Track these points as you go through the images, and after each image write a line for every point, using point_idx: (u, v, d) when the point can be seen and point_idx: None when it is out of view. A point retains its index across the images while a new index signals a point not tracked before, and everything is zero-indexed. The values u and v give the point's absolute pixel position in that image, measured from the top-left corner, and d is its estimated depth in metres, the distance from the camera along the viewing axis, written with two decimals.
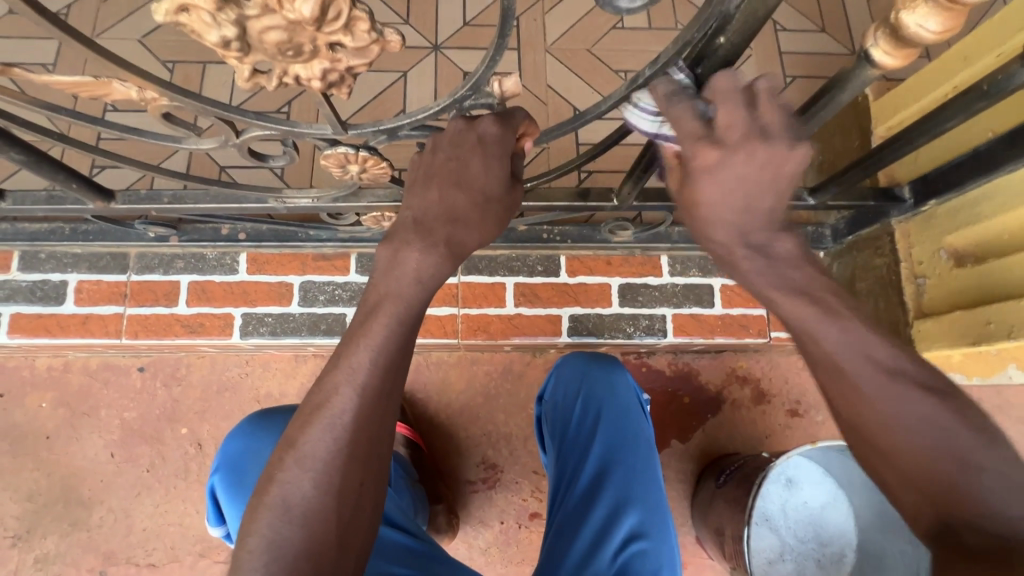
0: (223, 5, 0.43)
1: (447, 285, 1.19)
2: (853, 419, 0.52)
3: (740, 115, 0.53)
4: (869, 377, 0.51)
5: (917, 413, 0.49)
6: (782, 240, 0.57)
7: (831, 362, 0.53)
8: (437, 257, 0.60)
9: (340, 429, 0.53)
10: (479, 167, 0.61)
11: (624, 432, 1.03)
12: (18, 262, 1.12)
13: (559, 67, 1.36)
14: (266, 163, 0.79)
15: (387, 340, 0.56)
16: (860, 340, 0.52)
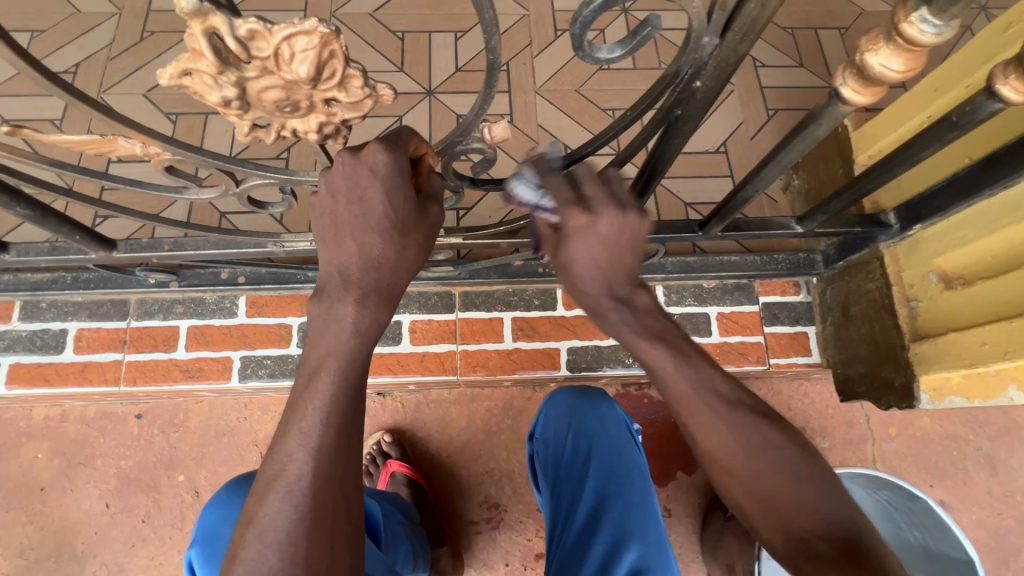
0: (225, 69, 0.46)
1: (445, 322, 1.20)
2: (709, 451, 0.62)
3: (586, 188, 0.61)
4: (717, 413, 0.62)
5: (751, 443, 0.61)
6: (641, 295, 0.66)
7: (684, 400, 0.63)
8: (375, 306, 0.57)
9: (297, 495, 0.51)
10: (380, 199, 0.56)
11: (619, 465, 1.01)
12: (19, 312, 1.13)
13: (549, 108, 1.41)
14: (265, 210, 0.82)
15: (331, 393, 0.54)
16: (711, 385, 0.64)
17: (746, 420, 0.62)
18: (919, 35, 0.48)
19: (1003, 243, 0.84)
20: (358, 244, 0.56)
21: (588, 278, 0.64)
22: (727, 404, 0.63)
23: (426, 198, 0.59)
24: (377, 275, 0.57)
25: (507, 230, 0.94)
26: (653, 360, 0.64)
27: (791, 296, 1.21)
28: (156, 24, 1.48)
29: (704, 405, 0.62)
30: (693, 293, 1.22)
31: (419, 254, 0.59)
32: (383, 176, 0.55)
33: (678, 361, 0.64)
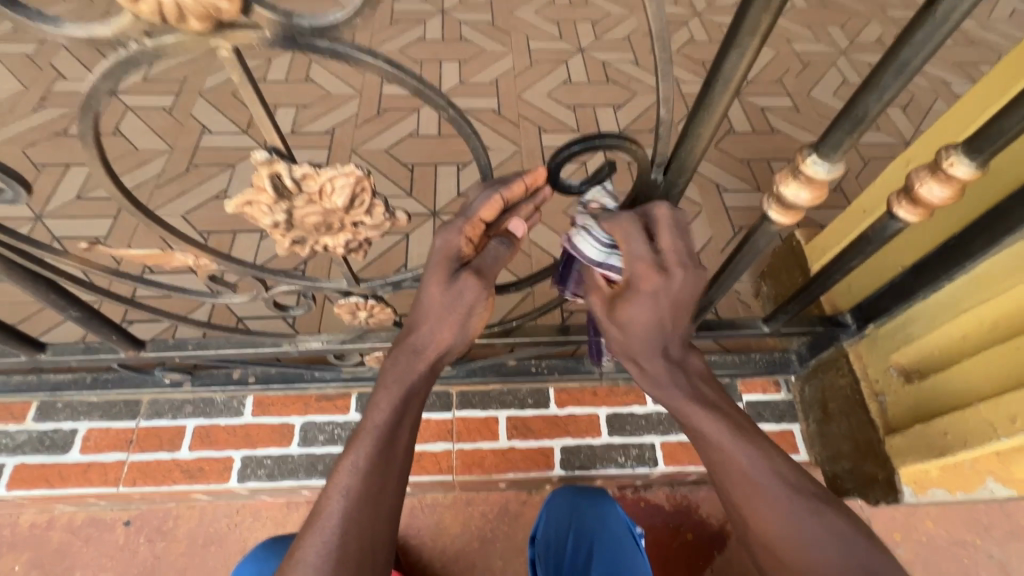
0: (279, 201, 0.59)
1: (441, 421, 1.23)
2: (765, 543, 0.59)
3: (642, 247, 0.63)
4: (783, 497, 0.59)
5: (836, 542, 0.56)
6: (693, 356, 0.69)
7: (743, 476, 0.60)
8: (412, 372, 0.64)
9: (329, 534, 0.53)
10: (428, 278, 0.66)
11: (622, 565, 1.03)
12: (34, 412, 1.18)
13: (540, 226, 1.60)
14: (286, 313, 0.92)
15: (370, 441, 0.59)
16: (773, 465, 0.61)
17: (809, 506, 0.58)
18: (815, 172, 0.63)
19: (948, 338, 0.93)
20: (415, 314, 0.67)
21: (636, 346, 0.67)
22: (801, 488, 0.60)
23: (469, 271, 0.66)
24: (416, 338, 0.66)
25: (501, 330, 1.05)
26: (712, 436, 0.62)
27: (772, 394, 1.27)
28: (202, 159, 1.72)
29: (771, 485, 0.59)
30: None
31: (466, 316, 0.67)
32: (437, 253, 0.66)
33: (734, 430, 0.62)
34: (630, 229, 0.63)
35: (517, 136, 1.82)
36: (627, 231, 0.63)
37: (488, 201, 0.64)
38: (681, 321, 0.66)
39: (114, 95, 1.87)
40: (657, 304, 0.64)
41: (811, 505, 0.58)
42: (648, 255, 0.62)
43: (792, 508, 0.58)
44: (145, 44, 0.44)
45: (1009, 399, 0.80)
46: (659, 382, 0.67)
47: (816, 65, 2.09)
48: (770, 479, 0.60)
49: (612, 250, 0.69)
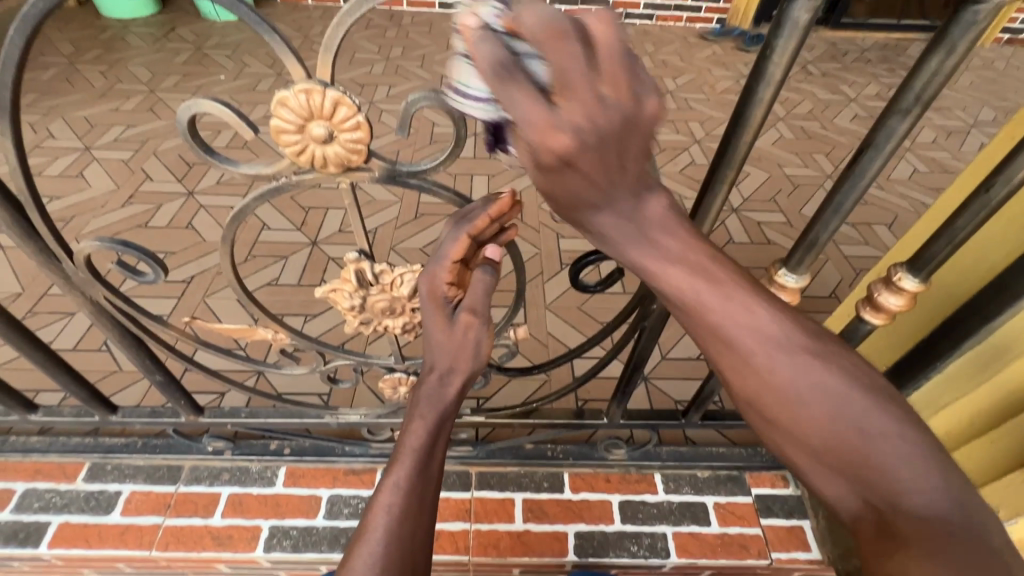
0: (359, 289, 0.75)
1: (460, 500, 1.28)
2: (789, 433, 0.47)
3: (571, 66, 0.40)
4: (809, 381, 0.46)
5: (876, 419, 0.44)
6: (652, 197, 0.46)
7: (753, 363, 0.47)
8: (440, 400, 0.72)
9: (380, 545, 0.59)
10: (428, 324, 0.74)
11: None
12: (85, 472, 1.27)
13: (557, 320, 1.75)
14: (335, 386, 1.05)
15: (410, 460, 0.66)
16: (793, 347, 0.47)
17: (845, 386, 0.46)
18: (786, 281, 0.78)
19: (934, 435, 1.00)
20: (431, 354, 0.76)
21: (609, 207, 0.46)
22: (849, 379, 0.46)
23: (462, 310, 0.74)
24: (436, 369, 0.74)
25: (522, 411, 1.16)
26: (718, 320, 0.48)
27: (780, 489, 1.32)
28: (259, 251, 1.96)
29: (799, 377, 0.46)
30: (689, 482, 1.32)
31: (475, 349, 0.76)
32: (427, 301, 0.73)
33: (751, 306, 0.47)
34: (498, 71, 0.41)
35: (537, 240, 2.04)
36: (506, 78, 0.40)
37: (457, 241, 0.70)
38: (640, 161, 0.44)
39: (191, 195, 2.17)
40: (615, 195, 0.45)
41: (867, 395, 0.45)
42: (579, 81, 0.40)
43: (818, 400, 0.46)
44: (292, 178, 0.63)
45: (998, 491, 0.88)
46: (643, 258, 0.47)
47: (804, 187, 2.35)
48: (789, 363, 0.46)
49: (494, 97, 0.44)
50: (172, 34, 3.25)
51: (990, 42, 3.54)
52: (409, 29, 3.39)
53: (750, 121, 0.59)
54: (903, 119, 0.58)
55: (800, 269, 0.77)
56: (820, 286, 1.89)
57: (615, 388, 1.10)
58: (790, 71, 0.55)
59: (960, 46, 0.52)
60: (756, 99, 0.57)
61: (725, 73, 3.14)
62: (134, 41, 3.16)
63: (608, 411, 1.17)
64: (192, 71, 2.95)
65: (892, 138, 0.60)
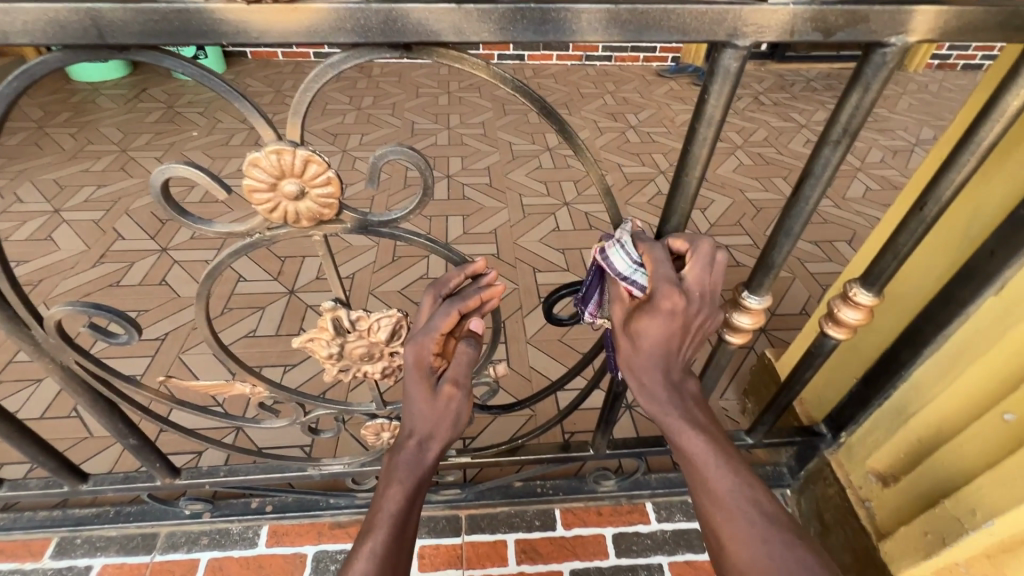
0: (336, 337, 0.76)
1: (451, 546, 1.25)
2: (735, 563, 0.61)
3: (668, 270, 0.65)
4: (755, 522, 0.62)
5: (794, 561, 0.59)
6: (689, 381, 0.71)
7: (718, 494, 0.65)
8: (419, 466, 0.75)
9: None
10: (411, 390, 0.76)
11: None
12: (52, 548, 1.21)
13: (538, 353, 1.76)
14: (317, 436, 1.03)
15: (387, 529, 0.68)
16: (752, 493, 0.65)
17: (783, 537, 0.61)
18: (750, 303, 0.81)
19: (907, 442, 1.02)
20: (409, 420, 0.77)
21: (648, 361, 0.67)
22: (776, 518, 0.63)
23: (444, 380, 0.77)
24: (416, 434, 0.76)
25: (508, 448, 1.15)
26: (692, 449, 0.68)
27: None
28: (235, 303, 1.94)
29: (746, 511, 0.63)
30: (681, 509, 1.32)
31: (455, 419, 0.78)
32: (413, 369, 0.75)
33: (721, 458, 0.67)
34: (655, 250, 0.67)
35: (515, 275, 2.08)
36: (654, 254, 0.67)
37: (448, 316, 0.74)
38: (683, 350, 0.68)
39: (164, 250, 2.16)
40: (669, 329, 0.65)
41: (792, 546, 0.61)
42: (672, 280, 0.65)
43: (750, 515, 0.63)
44: (265, 234, 0.65)
45: (969, 494, 0.88)
46: (656, 398, 0.69)
47: (767, 209, 2.46)
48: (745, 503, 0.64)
49: (638, 267, 0.68)
50: (144, 94, 3.30)
51: (922, 68, 3.83)
52: (379, 80, 3.51)
53: (697, 158, 0.63)
54: (834, 149, 0.64)
55: (760, 291, 0.81)
56: (790, 303, 1.96)
57: (599, 418, 1.11)
58: (727, 112, 0.60)
59: (874, 84, 0.59)
60: (700, 138, 0.62)
61: (683, 106, 3.31)
62: (105, 103, 3.20)
63: (594, 442, 1.17)
64: (164, 129, 2.98)
65: (828, 167, 0.66)
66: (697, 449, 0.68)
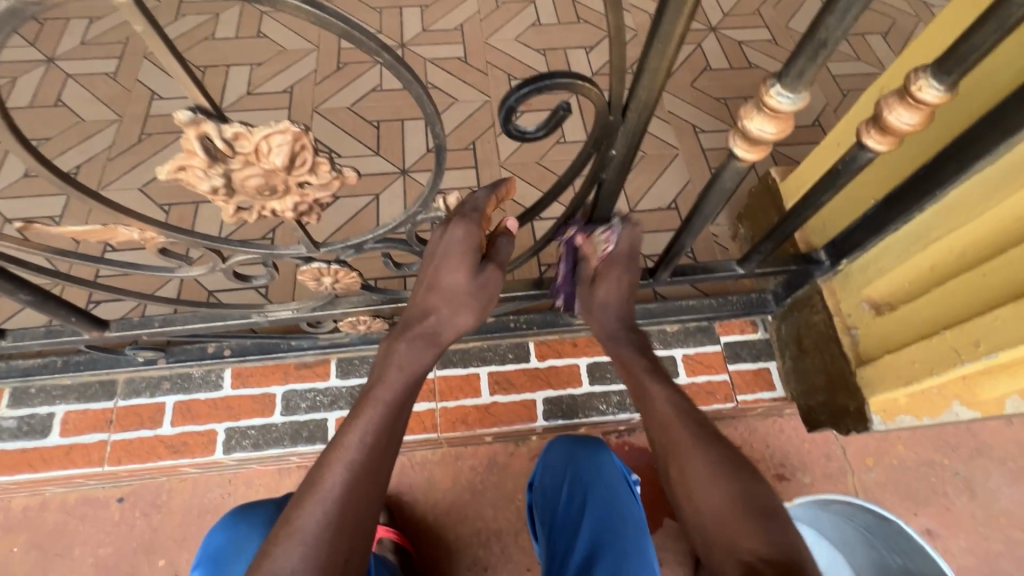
0: (213, 164, 0.55)
1: (424, 381, 1.22)
2: (681, 478, 0.82)
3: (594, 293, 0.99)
4: (694, 443, 0.83)
5: (726, 482, 0.78)
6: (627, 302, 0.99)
7: (664, 425, 0.87)
8: (418, 349, 0.80)
9: (332, 501, 0.66)
10: (446, 266, 0.78)
11: (615, 513, 1.01)
12: (8, 398, 1.16)
13: (513, 179, 1.57)
14: (249, 283, 0.89)
15: (378, 414, 0.73)
16: (692, 429, 0.85)
17: (718, 461, 0.80)
18: (779, 104, 0.60)
19: (917, 269, 0.93)
20: (430, 303, 0.81)
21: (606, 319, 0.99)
22: (706, 443, 0.83)
23: (484, 262, 0.81)
24: (432, 324, 0.81)
25: None
26: (659, 413, 0.88)
27: (749, 334, 1.32)
28: (154, 127, 1.63)
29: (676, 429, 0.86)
30: (657, 338, 1.30)
31: (483, 303, 0.82)
32: (456, 244, 0.76)
33: (662, 383, 0.92)
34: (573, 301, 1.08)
35: (486, 86, 1.74)
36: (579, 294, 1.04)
37: (487, 199, 0.77)
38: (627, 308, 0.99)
39: (51, 61, 1.74)
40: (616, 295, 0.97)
41: (725, 466, 0.80)
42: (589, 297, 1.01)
43: (688, 445, 0.83)
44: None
45: (973, 326, 0.82)
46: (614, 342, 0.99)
47: None
48: (711, 466, 0.80)
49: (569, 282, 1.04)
50: None
51: None
52: None
53: None
54: None
55: (829, 42, 0.55)
56: (803, 113, 1.69)
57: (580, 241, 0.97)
58: None
59: None
60: None
61: None
62: None
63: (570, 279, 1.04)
64: None
65: None
66: (639, 388, 0.94)
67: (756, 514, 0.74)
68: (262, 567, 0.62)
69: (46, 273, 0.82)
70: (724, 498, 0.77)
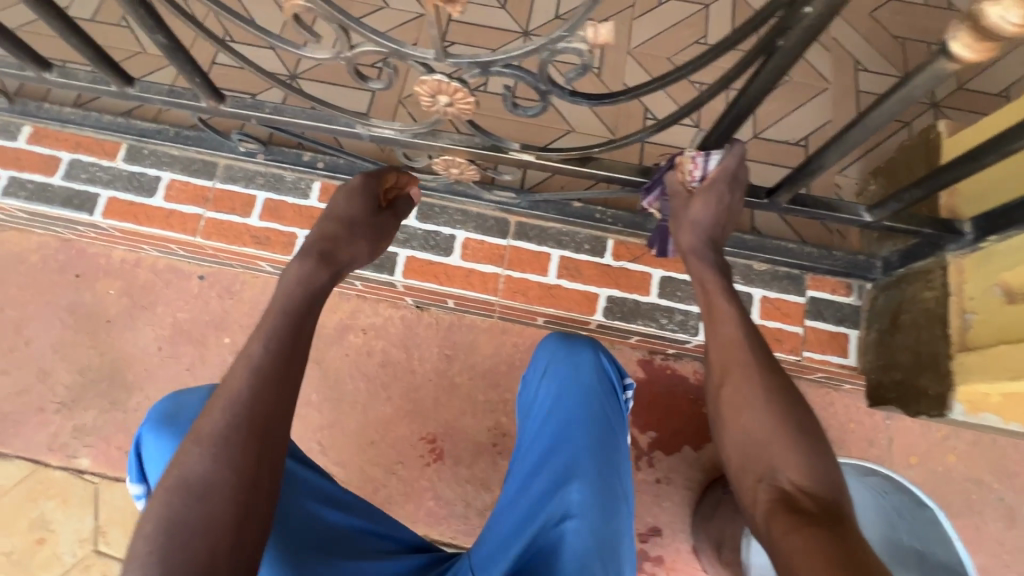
0: None
1: (496, 245, 1.22)
2: (727, 398, 0.79)
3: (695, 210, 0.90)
4: (752, 365, 0.79)
5: (775, 409, 0.75)
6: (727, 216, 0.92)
7: (727, 342, 0.82)
8: (309, 263, 0.84)
9: (235, 408, 0.68)
10: (344, 197, 0.93)
11: (582, 414, 0.97)
12: (124, 153, 1.24)
13: (637, 70, 1.44)
14: (365, 86, 0.86)
15: (269, 327, 0.75)
16: (752, 352, 0.80)
17: (772, 388, 0.77)
18: None
19: None
20: (337, 224, 0.90)
21: (704, 223, 0.89)
22: (761, 368, 0.78)
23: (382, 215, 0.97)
24: (336, 250, 0.88)
25: (579, 156, 0.97)
26: (722, 332, 0.83)
27: (840, 296, 1.22)
28: None
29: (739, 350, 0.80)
30: (741, 272, 1.23)
31: (377, 245, 0.95)
32: (362, 188, 0.94)
33: (729, 297, 0.86)
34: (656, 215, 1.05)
35: None
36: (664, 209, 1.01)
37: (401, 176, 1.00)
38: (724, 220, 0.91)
39: None
40: (713, 210, 0.89)
41: (774, 393, 0.76)
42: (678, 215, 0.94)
43: (747, 364, 0.79)
44: None
45: None
46: (695, 253, 0.90)
47: None
48: (762, 390, 0.76)
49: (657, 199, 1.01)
50: None
51: None
52: None
53: None
54: None
55: None
56: (992, 78, 1.43)
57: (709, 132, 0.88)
58: None
59: None
60: None
61: None
62: None
63: None
64: None
65: None
66: (711, 295, 0.87)
67: (802, 440, 0.72)
68: (170, 473, 0.66)
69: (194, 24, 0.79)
70: (768, 425, 0.74)
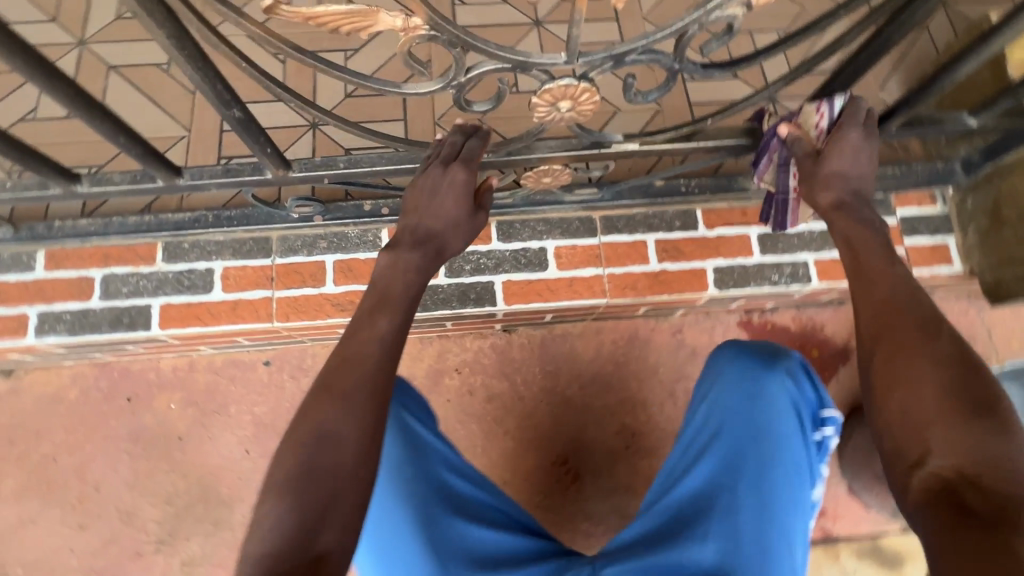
0: None
1: (589, 246, 1.16)
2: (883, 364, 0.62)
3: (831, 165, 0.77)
4: (916, 331, 0.62)
5: (943, 378, 0.58)
6: (864, 165, 0.78)
7: (882, 305, 0.66)
8: (388, 321, 0.70)
9: (325, 424, 0.62)
10: (436, 197, 0.77)
11: (753, 455, 0.85)
12: (162, 253, 1.10)
13: None
14: (469, 110, 0.78)
15: (357, 356, 0.67)
16: (907, 312, 0.64)
17: (942, 358, 0.59)
18: None
19: None
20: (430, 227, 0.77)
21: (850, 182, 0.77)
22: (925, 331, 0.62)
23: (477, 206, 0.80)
24: (387, 294, 0.72)
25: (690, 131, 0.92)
26: (875, 283, 0.68)
27: (928, 208, 1.22)
28: None
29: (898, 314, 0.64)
30: None
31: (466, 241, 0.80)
32: (452, 183, 0.77)
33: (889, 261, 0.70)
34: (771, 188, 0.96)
35: None
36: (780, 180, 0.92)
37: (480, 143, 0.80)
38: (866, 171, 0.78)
39: None
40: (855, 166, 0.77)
41: (937, 366, 0.59)
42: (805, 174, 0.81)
43: (909, 327, 0.62)
44: None
45: None
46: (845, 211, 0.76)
47: None
48: (924, 360, 0.60)
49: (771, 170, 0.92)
50: None
51: None
52: None
53: None
54: None
55: None
56: None
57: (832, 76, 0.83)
58: None
59: None
60: None
61: None
62: None
63: None
64: None
65: None
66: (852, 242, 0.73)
67: (980, 420, 0.55)
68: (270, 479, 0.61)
69: (277, 86, 0.71)
70: (936, 402, 0.57)
